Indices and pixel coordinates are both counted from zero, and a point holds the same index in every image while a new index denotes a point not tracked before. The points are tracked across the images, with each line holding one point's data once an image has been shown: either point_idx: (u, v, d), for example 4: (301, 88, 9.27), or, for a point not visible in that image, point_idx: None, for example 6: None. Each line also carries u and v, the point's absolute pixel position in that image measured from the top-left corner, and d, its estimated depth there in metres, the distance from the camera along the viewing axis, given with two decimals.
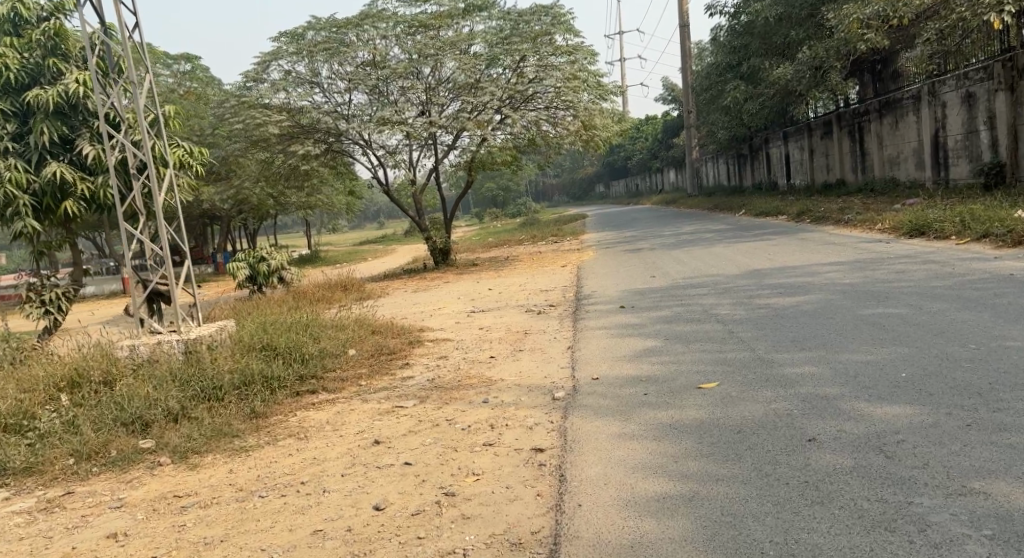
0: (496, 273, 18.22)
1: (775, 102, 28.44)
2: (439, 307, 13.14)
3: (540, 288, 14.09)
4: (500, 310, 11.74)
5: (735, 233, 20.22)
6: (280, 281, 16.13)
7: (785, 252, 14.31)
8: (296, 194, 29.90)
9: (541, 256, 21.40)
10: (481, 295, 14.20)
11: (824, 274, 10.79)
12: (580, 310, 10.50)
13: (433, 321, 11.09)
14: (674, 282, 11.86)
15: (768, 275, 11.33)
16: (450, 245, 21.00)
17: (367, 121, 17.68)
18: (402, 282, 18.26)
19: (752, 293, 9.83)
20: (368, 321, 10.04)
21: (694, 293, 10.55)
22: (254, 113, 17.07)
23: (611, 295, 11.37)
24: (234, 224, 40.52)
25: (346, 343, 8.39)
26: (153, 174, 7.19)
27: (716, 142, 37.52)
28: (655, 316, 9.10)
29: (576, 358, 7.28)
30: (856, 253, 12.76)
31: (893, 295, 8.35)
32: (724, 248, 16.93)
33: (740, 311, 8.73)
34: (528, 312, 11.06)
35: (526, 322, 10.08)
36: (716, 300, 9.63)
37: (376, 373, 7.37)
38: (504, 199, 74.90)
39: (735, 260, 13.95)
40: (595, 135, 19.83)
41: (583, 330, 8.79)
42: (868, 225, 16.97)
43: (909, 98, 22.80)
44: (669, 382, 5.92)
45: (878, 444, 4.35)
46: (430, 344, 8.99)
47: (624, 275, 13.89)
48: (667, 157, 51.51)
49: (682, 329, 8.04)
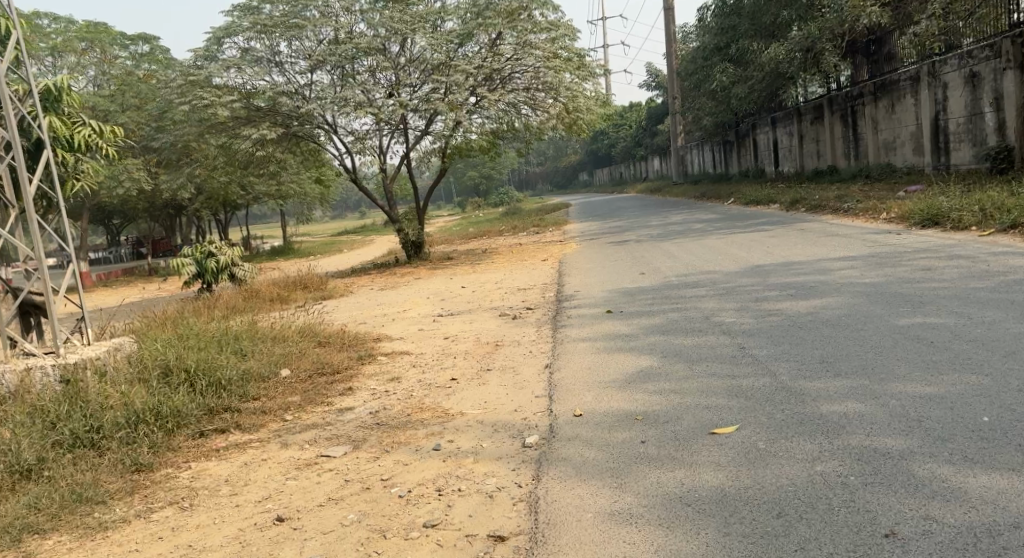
0: (471, 268, 16.87)
1: (764, 86, 27.15)
2: (403, 309, 11.79)
3: (518, 286, 12.76)
4: (470, 314, 10.39)
5: (726, 223, 18.96)
6: (232, 279, 14.73)
7: (787, 245, 13.00)
8: (264, 184, 28.40)
9: (521, 249, 20.07)
10: (451, 295, 12.87)
11: (838, 271, 9.49)
12: (561, 314, 9.14)
13: (394, 328, 9.72)
14: (666, 280, 10.55)
15: (773, 272, 10.04)
16: (423, 237, 19.57)
17: (329, 102, 16.22)
18: (371, 278, 16.88)
19: (755, 296, 8.52)
20: (317, 329, 8.65)
21: (689, 295, 9.25)
22: (202, 93, 15.60)
23: (595, 297, 10.05)
24: (204, 216, 38.98)
25: (279, 362, 7.01)
26: (21, 155, 5.82)
27: (703, 128, 36.22)
28: (649, 324, 7.75)
29: (554, 384, 5.92)
30: (868, 246, 11.47)
31: (930, 300, 7.04)
32: (718, 240, 15.62)
33: (748, 318, 7.40)
34: (502, 317, 9.71)
35: (498, 330, 8.71)
36: (718, 305, 8.31)
37: (307, 402, 6.02)
38: (486, 187, 73.47)
39: (732, 254, 12.64)
40: (578, 119, 18.28)
41: (565, 343, 7.43)
42: (872, 214, 15.70)
43: (908, 79, 21.50)
44: (672, 422, 4.60)
45: (994, 549, 3.18)
46: (385, 359, 7.61)
47: (611, 271, 12.54)
48: (652, 144, 50.19)
49: (682, 343, 6.70)
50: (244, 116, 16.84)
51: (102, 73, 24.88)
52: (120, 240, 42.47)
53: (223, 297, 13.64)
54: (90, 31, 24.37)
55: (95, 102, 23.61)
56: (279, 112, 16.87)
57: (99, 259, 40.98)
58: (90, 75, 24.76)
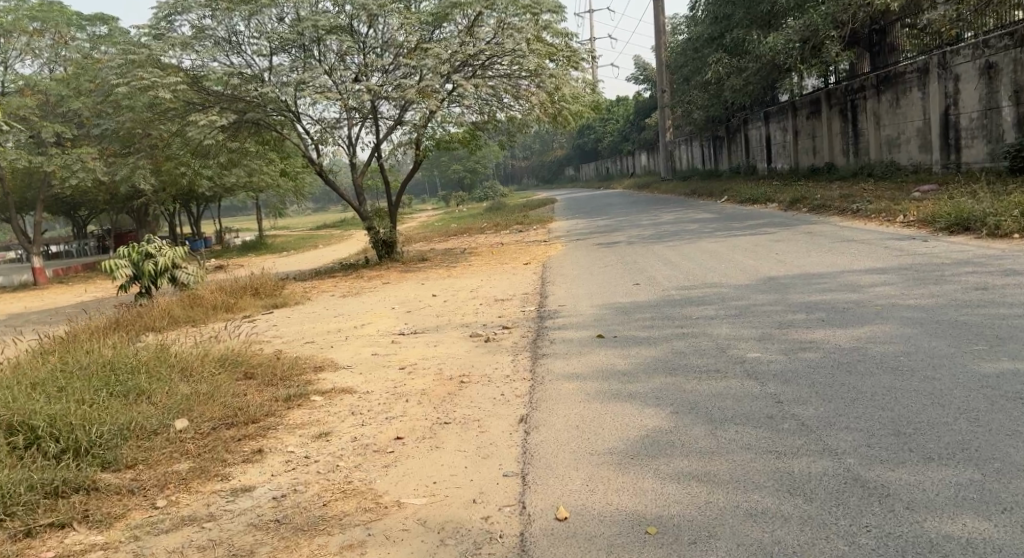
0: (446, 271, 15.34)
1: (760, 78, 25.65)
2: (362, 323, 10.26)
3: (495, 297, 11.23)
4: (435, 333, 8.82)
5: (723, 224, 17.49)
6: (174, 283, 13.15)
7: (799, 251, 11.53)
8: (231, 175, 26.65)
9: (502, 249, 18.51)
10: (420, 305, 11.34)
11: (871, 288, 8.04)
12: (544, 339, 7.59)
13: (343, 351, 8.14)
14: (665, 296, 9.01)
15: (791, 287, 8.59)
16: (394, 236, 17.99)
17: (286, 85, 14.52)
18: (334, 281, 15.31)
19: (776, 321, 6.98)
20: (242, 356, 7.12)
21: (696, 315, 7.74)
22: (143, 72, 13.82)
23: (583, 314, 8.54)
24: (172, 210, 37.12)
25: (179, 409, 5.58)
26: None
27: (693, 123, 34.70)
28: (650, 358, 6.24)
29: (529, 454, 4.40)
30: (895, 256, 9.95)
31: (1011, 335, 5.57)
32: (717, 243, 14.13)
33: (776, 354, 5.84)
34: (473, 340, 8.14)
35: (464, 360, 7.14)
36: (733, 333, 6.75)
37: (195, 474, 4.53)
38: (470, 181, 71.64)
39: (738, 262, 11.17)
40: (564, 110, 16.68)
41: (545, 383, 5.87)
42: (886, 216, 14.20)
43: (914, 70, 20.02)
44: (702, 544, 3.42)
45: None
46: (320, 401, 6.06)
47: (599, 281, 11.00)
48: (639, 139, 48.65)
49: (694, 390, 5.17)
50: (193, 99, 15.15)
51: (56, 56, 23.04)
52: (86, 233, 40.53)
53: (161, 305, 12.09)
54: (42, 10, 22.39)
55: (43, 86, 21.73)
56: (236, 96, 15.15)
57: (63, 253, 39.06)
58: (43, 58, 22.88)
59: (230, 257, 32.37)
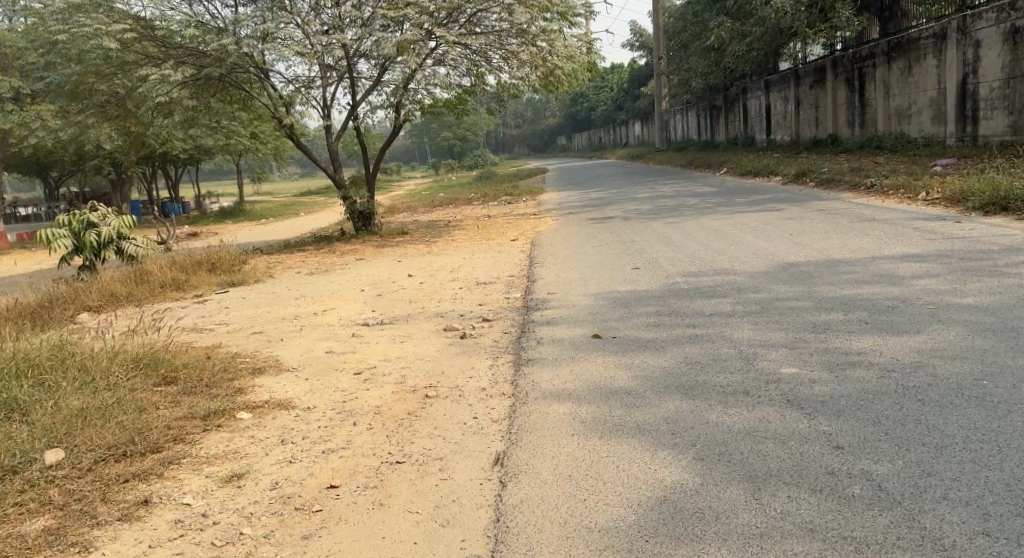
0: (425, 247, 14.11)
1: (765, 43, 24.35)
2: (323, 308, 9.05)
3: (476, 279, 10.01)
4: (402, 325, 7.61)
5: (724, 198, 16.29)
6: (120, 254, 11.98)
7: (816, 232, 10.33)
8: (204, 137, 25.25)
9: (489, 222, 17.29)
10: (392, 288, 10.13)
11: (914, 280, 6.83)
12: (528, 339, 6.38)
13: (293, 347, 6.93)
14: (669, 284, 7.83)
15: (817, 277, 7.39)
16: (372, 207, 16.72)
17: (249, 37, 13.12)
18: (304, 256, 14.11)
19: (808, 322, 5.77)
20: (162, 357, 5.94)
21: (709, 311, 6.53)
22: (85, 18, 12.51)
23: (576, 307, 7.32)
24: (147, 173, 35.63)
25: (56, 434, 4.43)
26: None
27: (689, 91, 33.39)
28: (658, 372, 5.02)
29: (507, 527, 3.37)
30: (930, 239, 8.77)
31: None
32: (721, 220, 12.94)
33: (820, 372, 4.61)
34: (446, 336, 6.93)
35: (433, 365, 5.92)
36: (758, 338, 5.53)
37: (47, 544, 3.47)
38: (460, 150, 70.21)
39: (749, 243, 9.98)
40: (556, 71, 15.34)
41: (526, 405, 4.64)
42: (905, 193, 13.01)
43: (930, 36, 18.70)
44: None
45: None
46: (246, 422, 4.87)
47: (593, 264, 9.81)
48: (634, 108, 47.28)
49: (721, 422, 3.98)
50: (136, 49, 13.83)
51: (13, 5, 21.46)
52: (60, 195, 39.14)
53: (102, 280, 10.94)
54: None
55: None
56: (197, 49, 13.82)
57: (33, 216, 37.61)
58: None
59: (206, 224, 31.09)
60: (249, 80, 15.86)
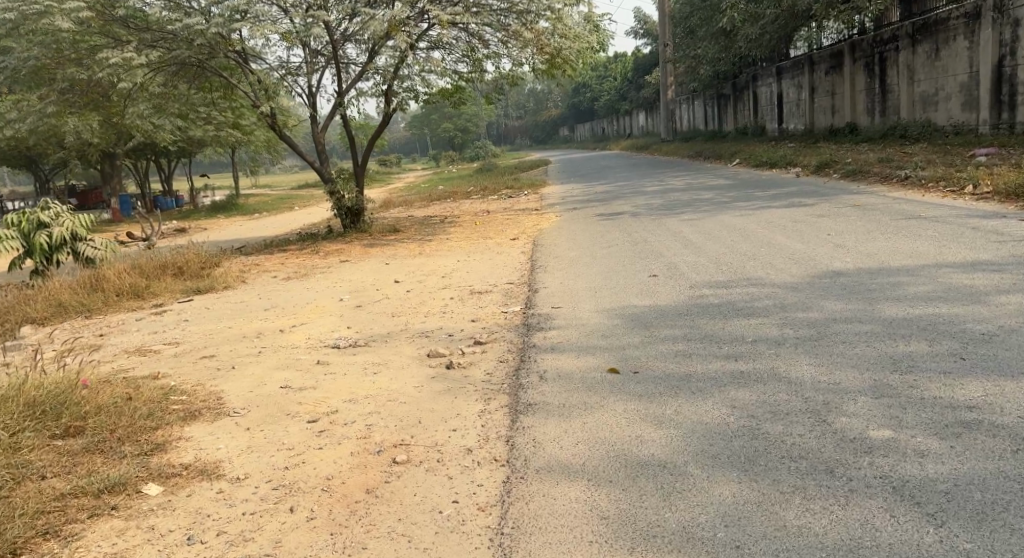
0: (417, 247, 12.92)
1: (778, 27, 23.09)
2: (293, 323, 7.86)
3: (472, 287, 8.79)
4: (379, 348, 6.41)
5: (742, 192, 15.08)
6: (75, 257, 10.76)
7: (857, 232, 9.12)
8: (189, 127, 24.07)
9: (488, 219, 16.09)
10: (374, 297, 8.95)
11: (997, 297, 5.62)
12: (528, 373, 5.16)
13: (241, 380, 5.68)
14: (695, 299, 6.61)
15: (876, 290, 6.19)
16: (361, 203, 15.51)
17: (219, 15, 11.94)
18: (285, 257, 12.90)
19: (884, 358, 4.55)
20: (67, 399, 4.68)
21: (752, 337, 5.32)
22: None
23: (584, 329, 6.12)
24: (137, 165, 34.47)
25: None
26: None
27: (698, 80, 32.09)
28: (702, 428, 3.83)
29: None
30: (997, 242, 7.57)
31: None
32: (741, 217, 11.76)
33: (926, 438, 3.49)
34: (429, 366, 5.69)
35: (410, 411, 4.67)
36: (825, 379, 4.29)
37: None
38: (461, 140, 69.01)
39: (781, 246, 8.78)
40: (562, 56, 14.09)
41: (537, 478, 3.57)
42: (946, 187, 11.78)
43: (961, 15, 17.42)
44: None
45: None
46: (151, 504, 3.65)
47: (604, 270, 8.62)
48: (637, 98, 46.08)
49: (807, 532, 3.08)
50: (98, 30, 12.61)
51: None
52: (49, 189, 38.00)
53: (51, 287, 9.75)
54: None
55: None
56: (166, 31, 12.71)
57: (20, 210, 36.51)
58: None
59: (197, 218, 29.92)
60: (229, 66, 14.62)
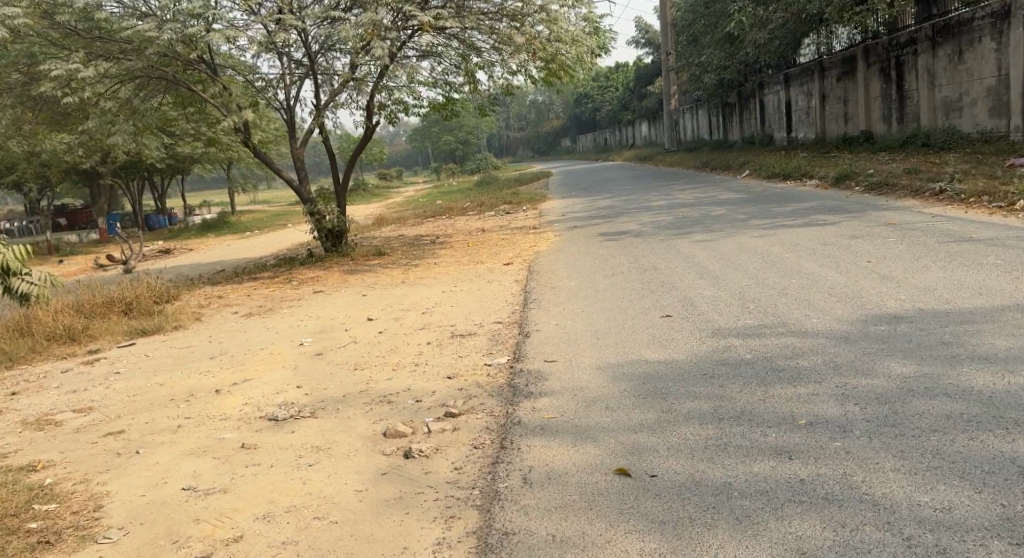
0: (400, 273, 11.66)
1: (788, 31, 21.81)
2: (234, 377, 6.58)
3: (452, 328, 7.50)
4: (321, 418, 5.13)
5: (758, 207, 13.80)
6: (12, 294, 9.36)
7: (901, 258, 7.87)
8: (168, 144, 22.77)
9: (481, 239, 14.77)
10: (340, 341, 7.68)
11: None
12: (507, 468, 3.92)
13: (134, 473, 4.41)
14: (722, 353, 5.30)
15: (954, 344, 4.86)
16: (343, 224, 14.24)
17: (174, 20, 10.67)
18: (253, 287, 11.64)
19: (1004, 461, 3.41)
20: None
21: (802, 415, 4.01)
22: None
23: (584, 396, 4.83)
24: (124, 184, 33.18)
25: None
26: None
27: (703, 89, 30.75)
28: None
29: None
30: None
31: None
32: (759, 237, 10.51)
33: None
34: (380, 450, 4.41)
35: (341, 541, 3.50)
36: (928, 501, 3.26)
37: None
38: (461, 153, 67.74)
39: (815, 276, 7.51)
40: (560, 61, 12.78)
41: None
42: (991, 201, 10.50)
43: (988, 15, 16.16)
44: None
45: None
46: None
47: (608, 307, 7.35)
48: (640, 107, 44.79)
49: None
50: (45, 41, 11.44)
51: None
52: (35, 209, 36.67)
53: None
54: None
55: None
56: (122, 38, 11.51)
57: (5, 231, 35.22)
58: None
59: (184, 238, 28.62)
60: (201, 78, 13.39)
